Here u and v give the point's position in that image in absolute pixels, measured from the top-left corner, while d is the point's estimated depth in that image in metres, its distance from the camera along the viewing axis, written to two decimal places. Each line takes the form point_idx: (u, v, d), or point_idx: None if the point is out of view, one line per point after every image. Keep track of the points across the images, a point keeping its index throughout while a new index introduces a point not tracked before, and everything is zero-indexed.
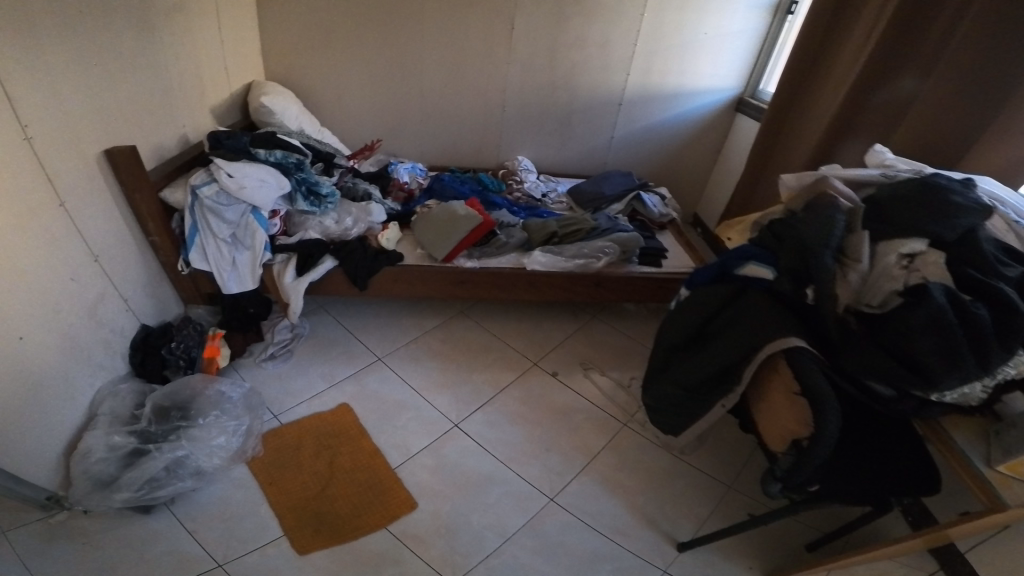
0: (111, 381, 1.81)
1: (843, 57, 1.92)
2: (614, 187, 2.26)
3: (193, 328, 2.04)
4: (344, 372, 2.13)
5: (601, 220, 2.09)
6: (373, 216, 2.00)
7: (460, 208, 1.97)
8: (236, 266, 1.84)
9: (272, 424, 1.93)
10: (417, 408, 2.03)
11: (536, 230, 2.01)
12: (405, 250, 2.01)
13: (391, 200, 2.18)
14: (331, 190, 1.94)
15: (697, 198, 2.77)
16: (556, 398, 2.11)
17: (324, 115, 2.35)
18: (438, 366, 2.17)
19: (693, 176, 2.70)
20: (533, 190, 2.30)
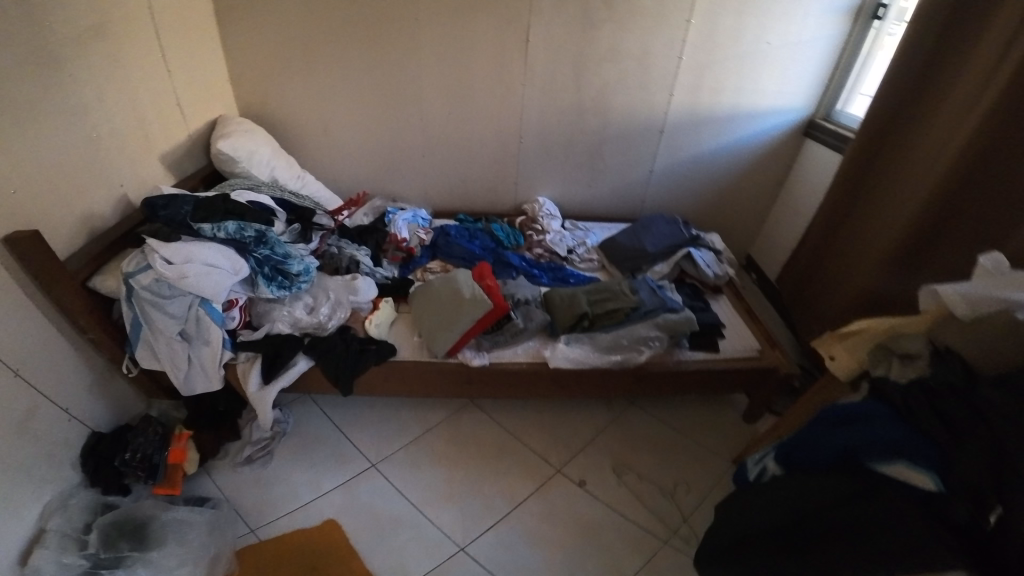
0: (66, 491, 1.49)
1: (961, 83, 1.42)
2: (656, 242, 1.79)
3: (155, 429, 1.68)
4: (333, 482, 1.72)
5: (643, 289, 1.63)
6: (360, 295, 1.61)
7: (466, 284, 1.55)
8: (193, 364, 1.47)
9: (250, 539, 1.56)
10: (413, 525, 1.59)
11: (561, 308, 1.57)
12: (403, 336, 1.62)
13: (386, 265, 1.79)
14: (305, 266, 1.54)
15: (754, 243, 2.30)
16: (580, 511, 1.60)
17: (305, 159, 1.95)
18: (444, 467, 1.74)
19: (748, 218, 2.25)
20: (557, 244, 1.88)
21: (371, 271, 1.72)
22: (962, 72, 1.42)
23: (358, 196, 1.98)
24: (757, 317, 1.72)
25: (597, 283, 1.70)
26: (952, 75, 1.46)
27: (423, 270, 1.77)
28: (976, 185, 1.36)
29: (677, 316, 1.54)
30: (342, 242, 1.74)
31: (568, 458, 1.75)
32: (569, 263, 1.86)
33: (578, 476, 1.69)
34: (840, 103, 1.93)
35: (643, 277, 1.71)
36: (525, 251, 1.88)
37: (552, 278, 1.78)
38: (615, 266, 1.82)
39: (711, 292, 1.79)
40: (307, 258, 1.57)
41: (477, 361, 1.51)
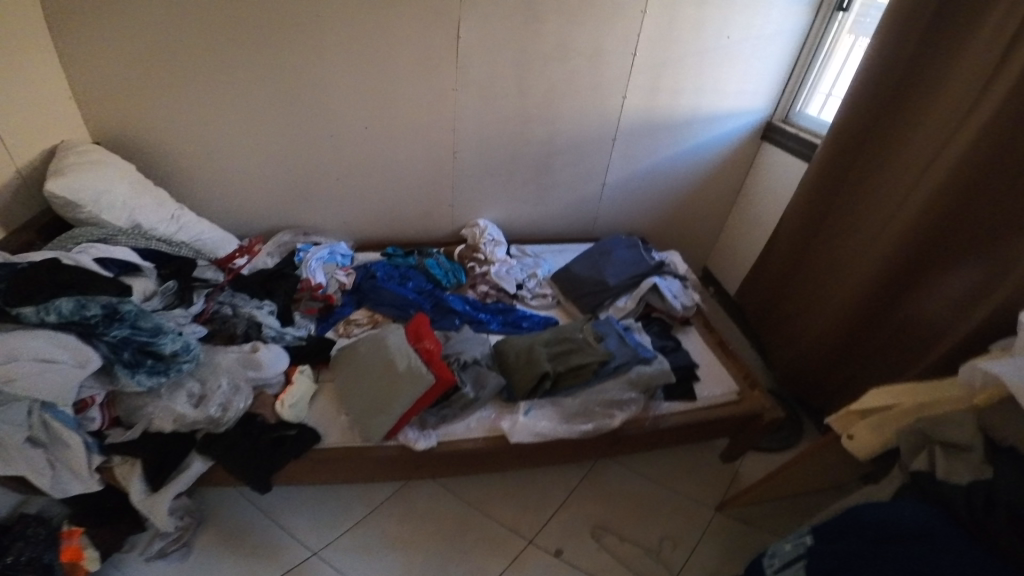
0: None
1: (942, 97, 1.24)
2: (616, 274, 1.57)
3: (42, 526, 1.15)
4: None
5: (610, 335, 1.41)
6: (267, 372, 1.30)
7: (401, 351, 1.29)
8: (60, 469, 1.10)
9: None
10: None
11: (517, 371, 1.34)
12: (329, 414, 1.33)
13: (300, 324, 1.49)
14: (183, 346, 1.22)
15: (712, 252, 2.14)
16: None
17: (186, 194, 1.56)
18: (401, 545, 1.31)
19: (705, 228, 2.07)
20: (504, 278, 1.64)
21: (279, 335, 1.41)
22: (939, 87, 1.25)
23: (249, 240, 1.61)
24: (731, 351, 1.53)
25: (556, 329, 1.47)
26: (935, 75, 1.27)
27: (345, 324, 1.51)
28: (969, 200, 1.17)
29: (650, 368, 1.32)
30: (236, 298, 1.41)
31: (538, 527, 1.36)
32: (520, 301, 1.64)
33: (554, 544, 1.32)
34: (800, 104, 1.75)
35: (603, 317, 1.48)
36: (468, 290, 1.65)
37: (501, 324, 1.55)
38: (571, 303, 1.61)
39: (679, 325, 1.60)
40: (186, 335, 1.25)
41: (424, 443, 1.24)
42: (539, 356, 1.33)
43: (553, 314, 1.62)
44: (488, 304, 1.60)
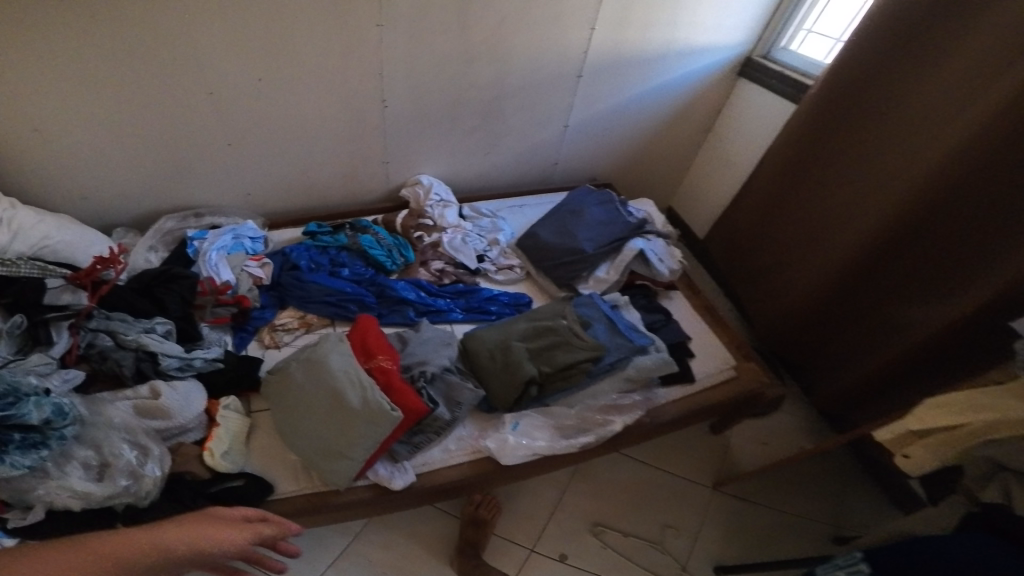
0: None
1: (967, 45, 1.04)
2: (592, 241, 1.35)
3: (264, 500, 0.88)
4: None
5: (595, 320, 1.23)
6: (182, 417, 1.02)
7: (355, 374, 1.06)
8: None
9: None
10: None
11: (494, 377, 1.15)
12: (272, 456, 1.08)
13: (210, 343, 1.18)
14: (55, 408, 0.89)
15: (677, 194, 1.95)
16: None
17: (18, 186, 1.14)
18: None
19: (673, 171, 1.86)
20: (461, 251, 1.40)
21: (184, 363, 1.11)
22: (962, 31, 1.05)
23: (111, 249, 1.19)
24: (720, 314, 1.41)
25: (531, 314, 1.28)
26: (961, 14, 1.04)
27: (273, 333, 1.24)
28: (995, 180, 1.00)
29: (648, 359, 1.18)
30: (110, 322, 1.08)
31: (536, 534, 1.23)
32: (481, 278, 1.42)
33: (555, 550, 1.21)
34: (783, 36, 1.52)
35: (582, 298, 1.28)
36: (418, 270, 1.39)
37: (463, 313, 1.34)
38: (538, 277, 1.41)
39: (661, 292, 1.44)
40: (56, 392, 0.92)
41: (405, 483, 1.07)
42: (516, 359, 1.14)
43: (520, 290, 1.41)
44: (444, 288, 1.36)
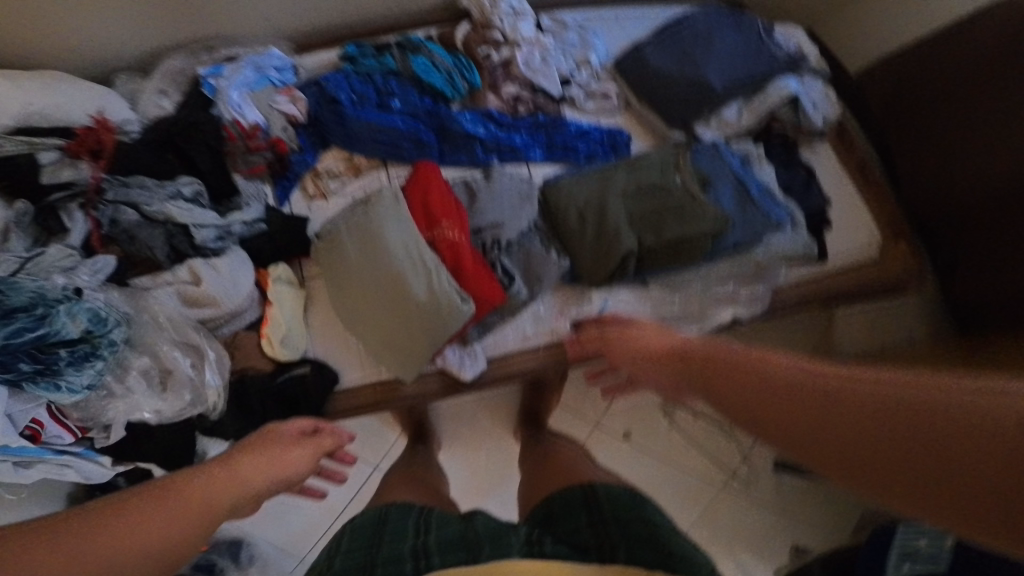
0: None
1: None
2: (722, 76, 1.15)
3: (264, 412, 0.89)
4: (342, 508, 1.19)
5: (719, 181, 1.10)
6: (227, 305, 0.97)
7: (420, 257, 1.05)
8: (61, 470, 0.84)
9: None
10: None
11: (586, 246, 1.09)
12: (332, 339, 1.07)
13: (250, 206, 1.07)
14: (90, 316, 0.81)
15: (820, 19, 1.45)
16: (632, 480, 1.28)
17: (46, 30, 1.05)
18: (458, 450, 1.22)
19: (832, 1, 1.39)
20: (546, 77, 1.19)
21: (224, 233, 1.02)
22: None
23: (100, 117, 1.03)
24: (874, 176, 1.20)
25: (633, 164, 1.14)
26: None
27: (316, 181, 1.14)
28: None
29: (782, 240, 1.11)
30: (134, 191, 0.98)
31: (604, 409, 1.28)
32: (567, 104, 1.23)
33: (620, 428, 1.28)
34: None
35: (707, 148, 1.14)
36: (489, 94, 1.20)
37: (545, 150, 1.19)
38: (639, 105, 1.22)
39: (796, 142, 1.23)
40: (87, 292, 0.86)
41: (470, 371, 1.13)
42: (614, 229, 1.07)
43: (616, 125, 1.23)
44: (518, 117, 1.20)
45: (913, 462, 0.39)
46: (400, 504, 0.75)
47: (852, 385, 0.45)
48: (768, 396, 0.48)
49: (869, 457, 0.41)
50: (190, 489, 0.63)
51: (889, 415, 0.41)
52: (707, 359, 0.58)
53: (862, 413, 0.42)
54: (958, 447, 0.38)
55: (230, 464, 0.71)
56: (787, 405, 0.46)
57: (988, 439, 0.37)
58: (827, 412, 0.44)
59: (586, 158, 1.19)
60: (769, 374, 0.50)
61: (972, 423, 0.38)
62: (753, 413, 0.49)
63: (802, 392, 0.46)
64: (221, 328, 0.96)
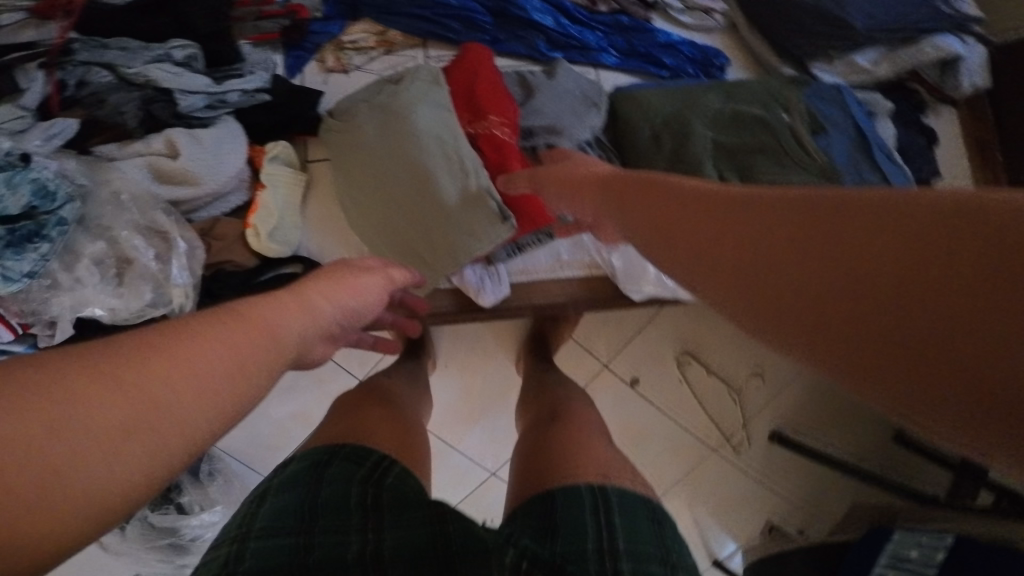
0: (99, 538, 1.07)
1: None
2: (866, 16, 1.07)
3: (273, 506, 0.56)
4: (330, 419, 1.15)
5: (831, 129, 1.01)
6: (208, 184, 0.88)
7: (454, 152, 0.89)
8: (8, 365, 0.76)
9: None
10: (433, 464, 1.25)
11: (660, 166, 0.96)
12: (331, 228, 0.95)
13: (254, 73, 1.03)
14: (34, 189, 0.74)
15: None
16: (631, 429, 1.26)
17: None
18: (455, 374, 1.19)
19: None
20: None
21: (215, 101, 0.98)
22: None
23: None
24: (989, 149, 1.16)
25: (729, 88, 1.03)
26: None
27: (337, 53, 1.10)
28: None
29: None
30: (106, 54, 0.96)
31: (618, 348, 1.18)
32: (659, 13, 1.17)
33: (630, 371, 1.18)
34: None
35: (818, 89, 1.05)
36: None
37: (619, 56, 1.10)
38: (748, 33, 1.15)
39: (908, 100, 1.14)
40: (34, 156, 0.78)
41: (489, 298, 0.95)
42: (700, 155, 0.95)
43: (711, 43, 1.17)
44: (598, 15, 1.13)
45: (846, 290, 0.33)
46: (350, 449, 0.69)
47: (786, 200, 0.40)
48: (696, 222, 0.45)
49: (789, 289, 0.36)
50: (260, 308, 0.46)
51: (803, 232, 0.37)
52: (642, 186, 0.55)
53: (784, 234, 0.37)
54: (957, 267, 0.30)
55: (298, 292, 0.58)
56: (714, 235, 0.42)
57: (959, 234, 0.30)
58: (770, 263, 0.38)
59: (668, 73, 1.10)
60: (704, 199, 0.46)
61: (928, 218, 0.31)
62: (682, 243, 0.45)
63: (735, 212, 0.42)
64: (196, 213, 0.89)
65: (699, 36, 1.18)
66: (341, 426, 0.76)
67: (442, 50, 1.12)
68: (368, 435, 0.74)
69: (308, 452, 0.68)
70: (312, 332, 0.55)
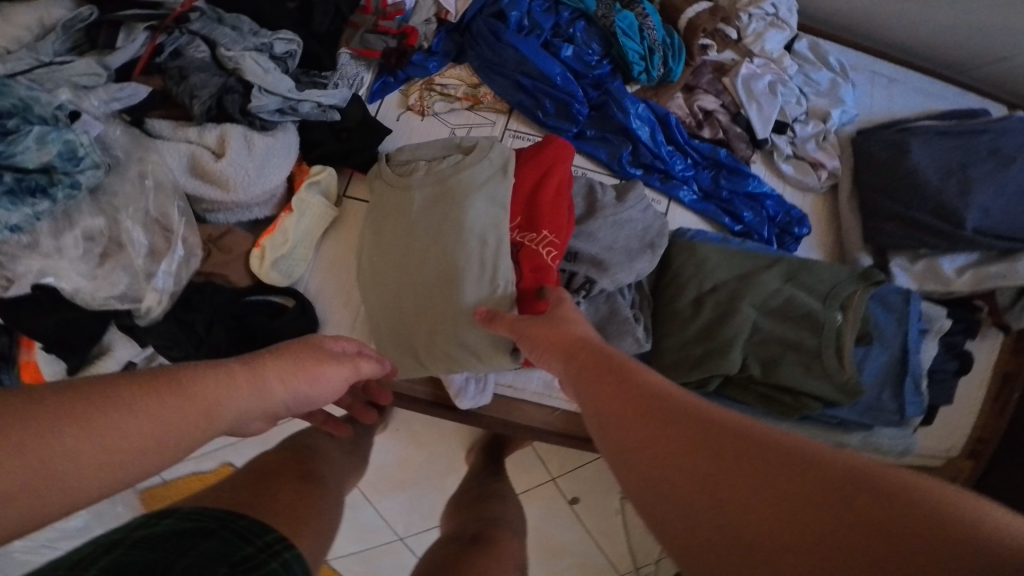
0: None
1: None
2: (983, 214, 0.91)
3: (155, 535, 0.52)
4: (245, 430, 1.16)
5: (877, 344, 0.89)
6: (237, 193, 0.91)
7: (492, 262, 0.81)
8: None
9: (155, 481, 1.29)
10: (352, 504, 1.27)
11: (688, 332, 0.87)
12: (337, 269, 0.96)
13: (337, 88, 1.00)
14: (64, 151, 0.81)
15: None
16: (549, 534, 1.26)
17: None
18: (404, 436, 1.17)
19: None
20: (766, 122, 1.04)
21: (287, 107, 0.96)
22: None
23: None
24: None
25: (798, 269, 0.90)
26: None
27: (423, 92, 1.07)
28: None
29: (891, 433, 0.89)
30: (215, 30, 0.97)
31: (568, 469, 1.19)
32: (762, 154, 1.07)
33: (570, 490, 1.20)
34: None
35: (895, 293, 0.91)
36: (680, 95, 1.07)
37: (699, 194, 1.01)
38: (845, 201, 1.04)
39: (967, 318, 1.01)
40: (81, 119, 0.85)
41: (467, 403, 0.90)
42: (731, 337, 0.85)
43: (803, 202, 1.07)
44: (697, 140, 1.04)
45: (774, 545, 0.34)
46: (243, 522, 0.60)
47: (733, 417, 0.41)
48: (638, 412, 0.45)
49: (724, 518, 0.37)
50: (197, 381, 0.47)
51: (736, 458, 0.38)
52: (596, 353, 0.56)
53: (727, 453, 0.38)
54: (875, 546, 0.32)
55: (257, 368, 0.52)
56: (654, 434, 0.42)
57: (875, 510, 0.32)
58: (705, 482, 0.38)
59: (741, 230, 0.99)
60: (655, 390, 0.46)
61: (851, 484, 0.34)
62: (628, 428, 0.45)
63: (684, 418, 0.42)
64: (217, 212, 0.94)
65: (792, 190, 1.07)
66: (248, 492, 0.68)
67: (525, 127, 1.06)
68: (274, 509, 0.66)
69: (194, 513, 0.59)
70: (257, 416, 0.52)
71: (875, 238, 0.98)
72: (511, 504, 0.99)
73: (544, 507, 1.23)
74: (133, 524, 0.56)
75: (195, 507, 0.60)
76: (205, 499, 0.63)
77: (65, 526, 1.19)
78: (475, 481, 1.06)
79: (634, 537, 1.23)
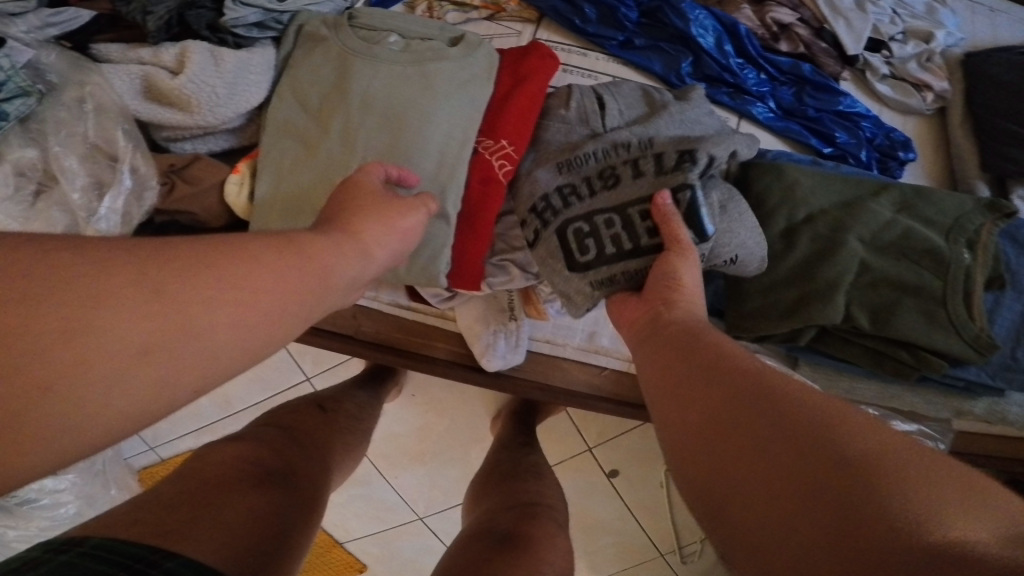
0: None
1: None
2: None
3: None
4: (249, 399, 1.05)
5: (1009, 290, 0.73)
6: (203, 116, 0.72)
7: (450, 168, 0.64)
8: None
9: (150, 457, 1.15)
10: (363, 480, 1.12)
11: (779, 276, 0.70)
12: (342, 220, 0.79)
13: None
14: None
15: None
16: (587, 512, 1.10)
17: None
18: (422, 403, 1.04)
19: None
20: (862, 33, 0.86)
21: (270, 20, 0.77)
22: None
23: None
24: None
25: (912, 196, 0.73)
26: None
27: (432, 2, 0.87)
28: None
29: (1022, 401, 0.75)
30: None
31: (609, 437, 1.02)
32: (852, 73, 0.88)
33: (611, 463, 1.04)
34: None
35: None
36: (748, 8, 0.87)
37: (777, 112, 0.83)
38: (956, 124, 0.86)
39: None
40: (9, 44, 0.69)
41: (497, 362, 0.75)
42: (835, 277, 0.68)
43: (902, 129, 0.88)
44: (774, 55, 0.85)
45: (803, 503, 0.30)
46: (174, 564, 0.46)
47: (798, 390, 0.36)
48: (715, 381, 0.39)
49: (750, 463, 0.33)
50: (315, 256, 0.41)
51: (841, 480, 0.29)
52: (679, 328, 0.47)
53: (788, 445, 0.32)
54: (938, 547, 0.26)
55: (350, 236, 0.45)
56: (727, 388, 0.38)
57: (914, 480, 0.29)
58: (802, 502, 0.30)
59: (832, 153, 0.82)
60: (762, 381, 0.37)
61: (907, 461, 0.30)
62: (692, 392, 0.39)
63: (761, 403, 0.35)
64: (183, 141, 0.76)
65: (891, 114, 0.88)
66: (180, 507, 0.53)
67: (558, 36, 0.86)
68: (217, 525, 0.52)
69: (99, 549, 0.46)
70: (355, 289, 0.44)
71: (994, 165, 0.81)
72: (545, 485, 0.81)
73: (581, 479, 1.07)
74: (25, 560, 0.45)
75: (108, 536, 0.47)
76: (126, 523, 0.49)
77: (52, 514, 1.02)
78: (503, 456, 0.89)
79: (681, 513, 1.07)
